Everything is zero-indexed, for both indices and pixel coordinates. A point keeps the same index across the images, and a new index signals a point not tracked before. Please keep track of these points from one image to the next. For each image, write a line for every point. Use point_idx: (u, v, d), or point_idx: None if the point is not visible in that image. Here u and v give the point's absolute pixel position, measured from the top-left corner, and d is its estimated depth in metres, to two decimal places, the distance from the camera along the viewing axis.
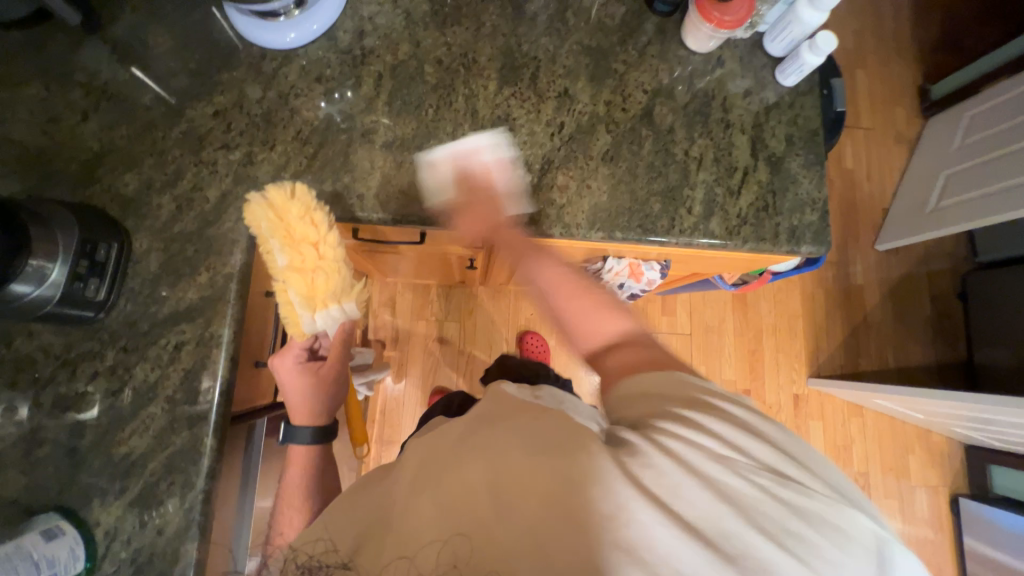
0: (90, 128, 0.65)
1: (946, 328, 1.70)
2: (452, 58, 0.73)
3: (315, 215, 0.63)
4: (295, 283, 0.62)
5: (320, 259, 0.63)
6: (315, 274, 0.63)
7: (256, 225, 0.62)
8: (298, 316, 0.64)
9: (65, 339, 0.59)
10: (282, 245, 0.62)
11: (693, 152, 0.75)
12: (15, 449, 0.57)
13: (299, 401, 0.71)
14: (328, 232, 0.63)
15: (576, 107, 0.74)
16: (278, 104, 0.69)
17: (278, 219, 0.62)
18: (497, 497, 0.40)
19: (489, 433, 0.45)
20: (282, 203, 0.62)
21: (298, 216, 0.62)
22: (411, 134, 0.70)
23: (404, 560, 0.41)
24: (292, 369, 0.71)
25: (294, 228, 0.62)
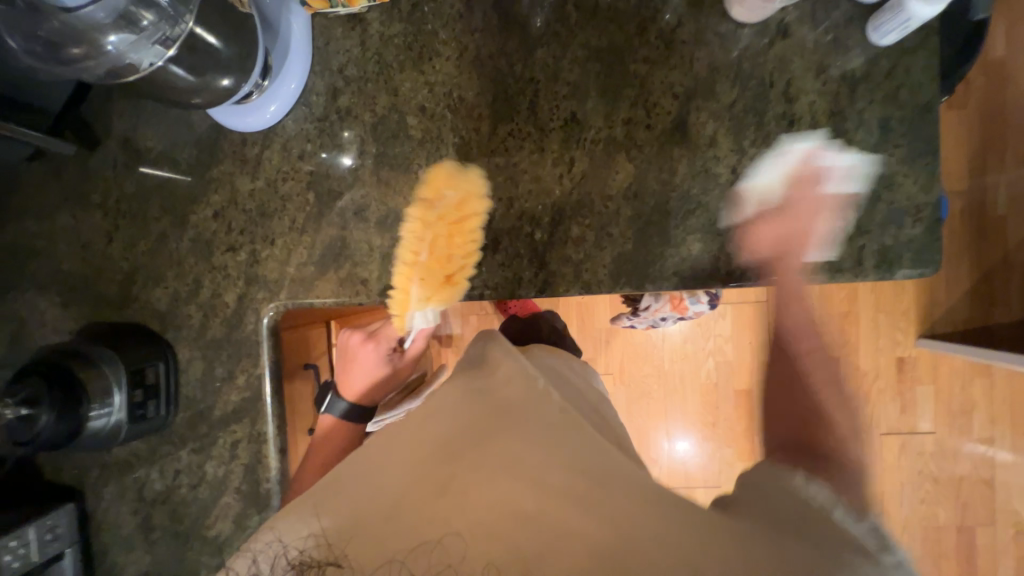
0: (116, 248, 0.68)
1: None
2: (436, 100, 0.63)
3: (472, 223, 0.62)
4: (426, 274, 0.63)
5: (456, 273, 0.63)
6: (446, 283, 0.63)
7: (427, 208, 0.63)
8: (411, 306, 0.65)
9: (147, 444, 0.69)
10: (440, 241, 0.62)
11: (743, 169, 0.60)
12: (137, 534, 0.69)
13: (361, 378, 0.75)
14: (476, 249, 0.63)
15: (587, 134, 0.61)
16: (269, 193, 0.66)
17: (451, 211, 0.62)
18: (520, 515, 0.41)
19: (521, 446, 0.48)
20: (469, 198, 0.62)
21: (470, 226, 0.62)
22: (405, 203, 0.64)
23: (397, 562, 0.38)
24: (379, 353, 0.75)
25: (455, 232, 0.63)
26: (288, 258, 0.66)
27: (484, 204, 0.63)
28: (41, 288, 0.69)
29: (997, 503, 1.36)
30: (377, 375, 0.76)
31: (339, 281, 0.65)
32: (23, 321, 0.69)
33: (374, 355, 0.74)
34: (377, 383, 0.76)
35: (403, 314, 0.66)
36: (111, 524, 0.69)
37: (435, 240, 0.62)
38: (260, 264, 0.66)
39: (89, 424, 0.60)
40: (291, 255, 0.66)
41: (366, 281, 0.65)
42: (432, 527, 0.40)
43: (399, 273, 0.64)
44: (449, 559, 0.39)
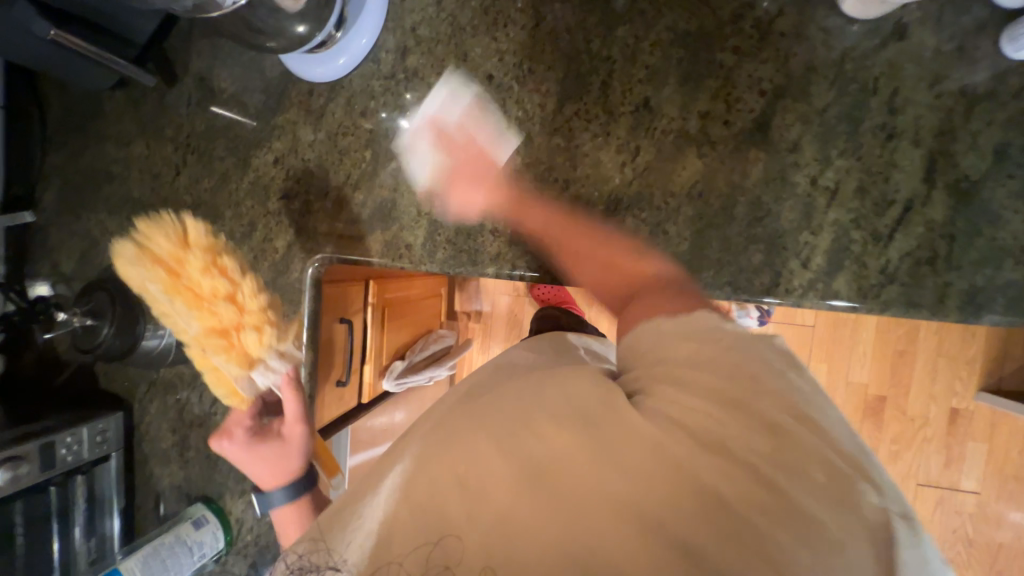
0: (183, 182, 0.71)
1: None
2: (505, 69, 0.61)
3: (219, 262, 0.56)
4: (210, 346, 0.54)
5: (240, 320, 0.56)
6: (240, 334, 0.56)
7: (146, 291, 0.54)
8: (233, 381, 0.57)
9: (191, 370, 0.73)
10: (189, 309, 0.54)
11: (825, 181, 0.55)
12: (173, 450, 0.75)
13: (263, 469, 0.60)
14: (232, 277, 0.57)
15: (658, 123, 0.58)
16: (328, 145, 0.67)
17: (169, 274, 0.54)
18: (504, 493, 0.32)
19: (488, 408, 0.38)
20: (175, 254, 0.55)
21: (200, 270, 0.55)
22: (457, 174, 0.63)
23: (393, 564, 0.33)
24: (242, 442, 0.61)
25: (199, 285, 0.54)
26: (339, 213, 0.67)
27: (538, 184, 0.61)
28: (115, 212, 0.74)
29: None
30: (262, 446, 0.61)
31: (385, 242, 0.66)
32: (96, 239, 0.75)
33: (240, 448, 0.61)
34: (284, 460, 0.60)
35: (234, 392, 0.59)
36: (151, 437, 0.75)
37: (182, 295, 0.54)
38: (311, 215, 0.68)
39: (144, 343, 0.62)
40: (341, 210, 0.67)
41: (410, 246, 0.65)
42: (421, 526, 0.33)
43: (199, 362, 0.57)
44: (447, 562, 0.32)
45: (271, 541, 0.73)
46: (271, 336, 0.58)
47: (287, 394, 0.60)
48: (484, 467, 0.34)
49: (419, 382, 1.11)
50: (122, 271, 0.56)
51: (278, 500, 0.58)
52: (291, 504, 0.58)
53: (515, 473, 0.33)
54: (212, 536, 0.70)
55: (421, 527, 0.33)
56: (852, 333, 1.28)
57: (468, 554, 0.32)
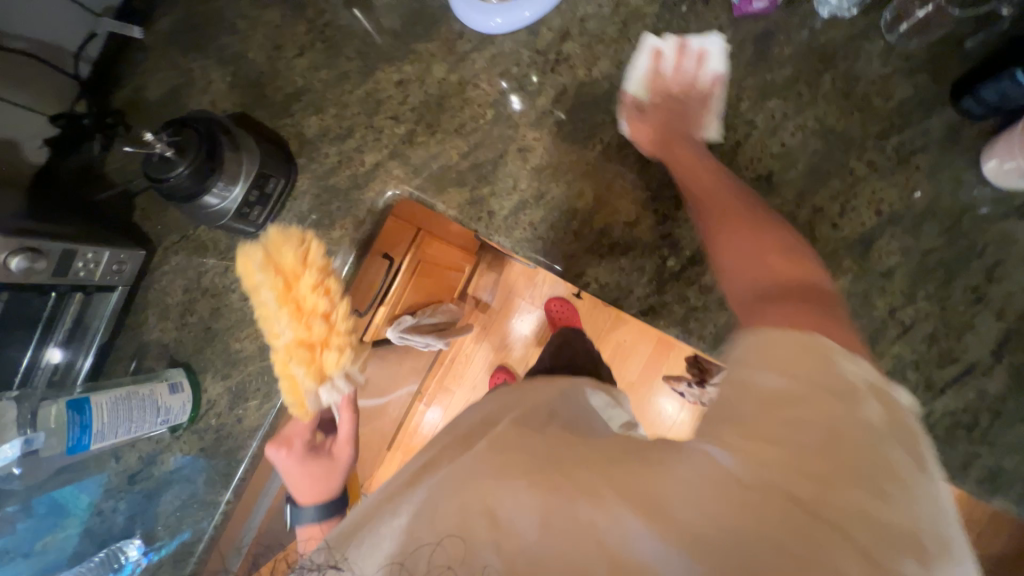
0: (301, 63, 0.71)
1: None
2: (652, 92, 0.62)
3: (329, 283, 0.52)
4: (297, 356, 0.51)
5: (328, 337, 0.52)
6: (324, 352, 0.52)
7: (256, 296, 0.51)
8: (301, 391, 0.53)
9: (229, 241, 0.71)
10: (288, 318, 0.50)
11: (902, 315, 0.56)
12: (176, 308, 0.72)
13: (316, 498, 0.58)
14: (338, 293, 0.53)
15: (772, 199, 0.59)
16: (455, 89, 0.67)
17: (285, 285, 0.51)
18: (533, 523, 0.27)
19: (515, 439, 0.32)
20: (292, 266, 0.51)
21: (309, 287, 0.51)
22: (566, 166, 0.63)
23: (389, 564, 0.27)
24: (296, 455, 0.59)
25: (304, 299, 0.51)
26: (437, 154, 0.67)
27: (639, 207, 0.62)
28: (223, 62, 0.73)
29: None
30: (316, 467, 0.59)
31: (470, 199, 0.65)
32: (193, 79, 0.73)
33: (292, 461, 0.59)
34: (327, 482, 0.58)
35: (301, 404, 0.54)
36: (159, 288, 0.72)
37: (284, 299, 0.51)
38: (411, 146, 0.67)
39: (203, 199, 0.61)
40: (441, 152, 0.67)
41: (492, 213, 0.65)
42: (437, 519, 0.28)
43: (278, 370, 0.53)
44: (448, 564, 0.26)
45: (233, 434, 0.70)
46: (349, 358, 0.54)
47: (343, 416, 0.59)
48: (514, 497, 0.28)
49: (417, 344, 1.10)
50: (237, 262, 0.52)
51: (311, 522, 0.57)
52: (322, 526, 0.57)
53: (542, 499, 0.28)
54: (180, 407, 0.67)
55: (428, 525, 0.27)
56: None
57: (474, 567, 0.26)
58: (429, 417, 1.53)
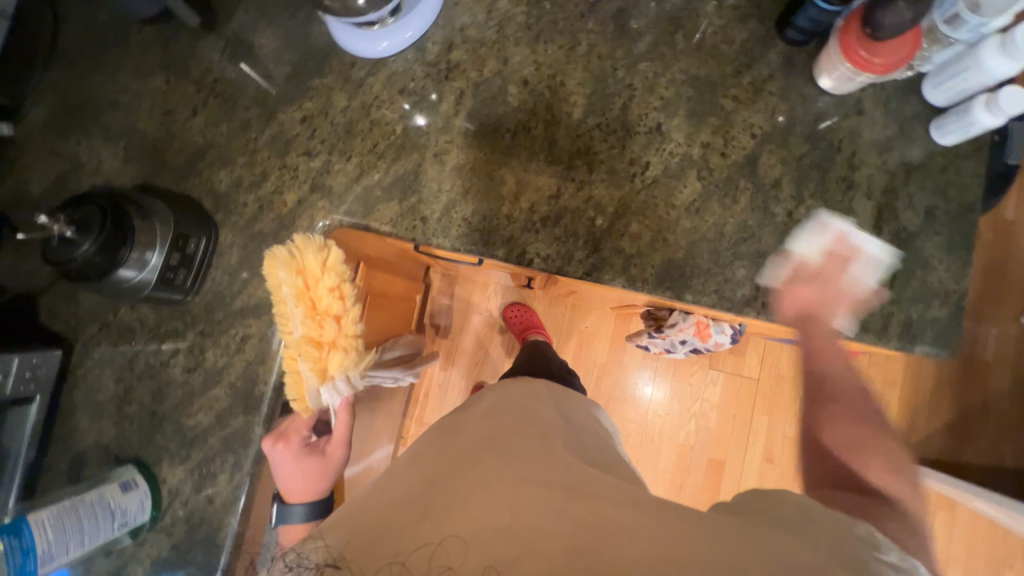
0: (198, 122, 0.70)
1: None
2: (540, 78, 0.68)
3: (344, 288, 0.60)
4: (306, 355, 0.58)
5: (336, 339, 0.60)
6: (330, 351, 0.60)
7: (275, 290, 0.58)
8: (305, 388, 0.59)
9: (157, 315, 0.67)
10: (304, 316, 0.58)
11: (798, 215, 0.64)
12: (111, 402, 0.66)
13: (295, 483, 0.64)
14: (347, 306, 0.60)
15: (667, 145, 0.66)
16: (360, 115, 0.69)
17: (303, 286, 0.59)
18: (551, 539, 0.39)
19: (528, 475, 0.45)
20: (313, 271, 0.58)
21: (327, 289, 0.59)
22: (482, 159, 0.67)
23: (396, 564, 0.38)
24: (293, 450, 0.64)
25: (319, 300, 0.59)
26: (358, 177, 0.68)
27: (557, 180, 0.66)
28: (111, 139, 0.70)
29: None
30: (308, 466, 0.65)
31: (401, 212, 0.67)
32: (81, 162, 0.70)
33: (288, 455, 0.63)
34: (319, 479, 0.65)
35: (303, 399, 0.61)
36: (88, 385, 0.66)
37: (302, 302, 0.58)
38: (329, 175, 0.68)
39: (118, 273, 0.58)
40: (361, 174, 0.68)
41: (425, 218, 0.67)
42: (434, 531, 0.40)
43: (286, 366, 0.60)
44: (451, 563, 0.38)
45: (207, 519, 0.64)
46: (354, 358, 0.61)
47: (341, 416, 0.65)
48: (536, 518, 0.41)
49: (385, 380, 1.07)
50: (263, 264, 0.59)
51: (298, 517, 0.65)
52: (306, 524, 0.66)
53: (563, 524, 0.40)
54: (139, 506, 0.61)
55: (439, 524, 0.40)
56: (792, 390, 1.42)
57: (470, 557, 0.38)
58: None
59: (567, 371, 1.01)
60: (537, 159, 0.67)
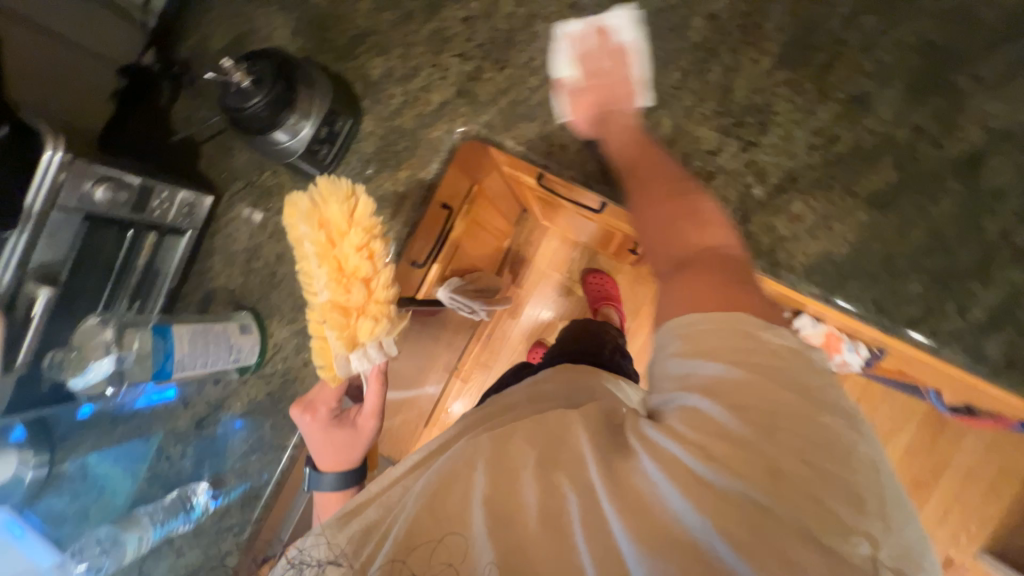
0: (365, 5, 0.70)
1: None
2: (732, 14, 0.59)
3: (371, 246, 0.55)
4: (331, 322, 0.54)
5: (365, 304, 0.55)
6: (359, 317, 0.54)
7: (299, 246, 0.54)
8: (333, 355, 0.56)
9: (294, 185, 0.71)
10: (327, 278, 0.53)
11: (1015, 238, 0.52)
12: (242, 254, 0.72)
13: (323, 447, 0.62)
14: (375, 265, 0.55)
15: (866, 120, 0.56)
16: (523, 24, 0.65)
17: (327, 240, 0.54)
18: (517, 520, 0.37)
19: (501, 441, 0.41)
20: (339, 224, 0.54)
21: (354, 247, 0.54)
22: (642, 96, 0.61)
23: (396, 561, 0.38)
24: (319, 419, 0.63)
25: (346, 260, 0.54)
26: (506, 89, 0.66)
27: (719, 135, 0.59)
28: (286, 8, 0.73)
29: None
30: (336, 436, 0.62)
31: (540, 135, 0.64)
32: (257, 26, 0.74)
33: (315, 426, 0.63)
34: (348, 449, 0.62)
35: (330, 367, 0.57)
36: (226, 233, 0.73)
37: (324, 259, 0.54)
38: (477, 83, 0.66)
39: (274, 134, 0.61)
40: (510, 88, 0.65)
41: (563, 147, 0.63)
42: (434, 526, 0.38)
43: (313, 331, 0.56)
44: (449, 559, 0.37)
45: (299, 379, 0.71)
46: (384, 327, 0.56)
47: (372, 386, 0.60)
48: (495, 491, 0.38)
49: (463, 308, 1.09)
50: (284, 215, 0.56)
51: (327, 485, 0.61)
52: (337, 493, 0.62)
53: (535, 496, 0.37)
54: (251, 349, 0.68)
55: (434, 523, 0.38)
56: None
57: (470, 555, 0.37)
58: (467, 394, 1.50)
59: (619, 355, 0.99)
60: (703, 105, 0.60)
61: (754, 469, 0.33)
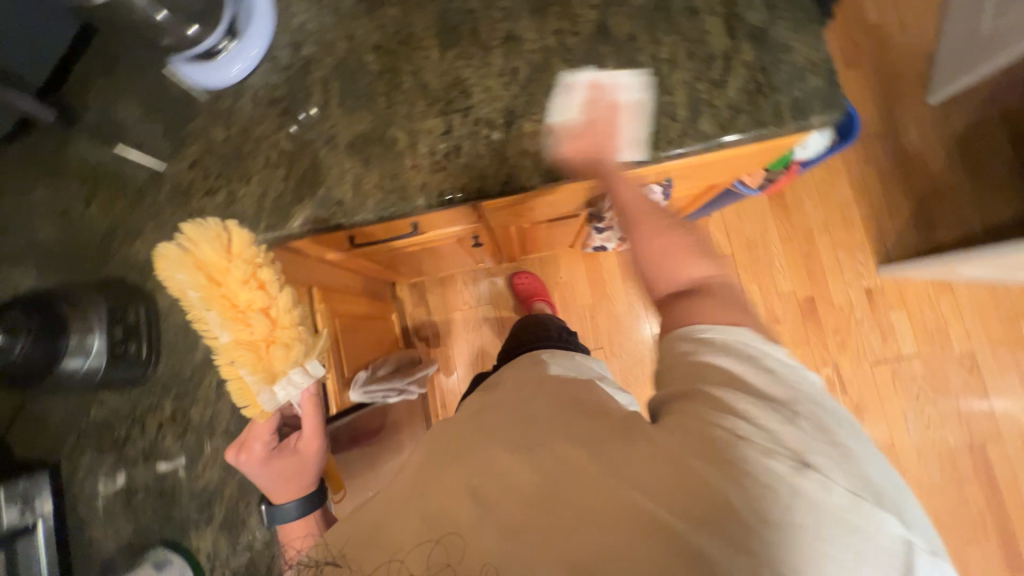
0: (95, 210, 0.71)
1: (1017, 180, 1.55)
2: (388, 39, 0.71)
3: (259, 278, 0.59)
4: (244, 359, 0.57)
5: (271, 332, 0.59)
6: (269, 348, 0.59)
7: (183, 295, 0.57)
8: (254, 393, 0.59)
9: (127, 401, 0.66)
10: (225, 318, 0.57)
11: (662, 54, 0.68)
12: (114, 501, 0.64)
13: (276, 484, 0.64)
14: (271, 295, 0.59)
15: (524, 47, 0.70)
16: (242, 139, 0.71)
17: (210, 280, 0.57)
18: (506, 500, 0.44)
19: (483, 448, 0.50)
20: (217, 262, 0.58)
21: (241, 281, 0.58)
22: (369, 128, 0.70)
23: (395, 561, 0.42)
24: (258, 456, 0.64)
25: (237, 296, 0.58)
26: (264, 192, 0.69)
27: (442, 118, 0.69)
28: None
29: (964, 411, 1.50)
30: (284, 467, 0.65)
31: (316, 206, 0.69)
32: None
33: (255, 465, 0.63)
34: (300, 474, 0.66)
35: (255, 404, 0.60)
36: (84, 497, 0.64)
37: (218, 301, 0.57)
38: (237, 203, 0.69)
39: (65, 363, 0.57)
40: (266, 189, 0.69)
41: (340, 202, 0.69)
42: (428, 525, 0.43)
43: (225, 375, 0.58)
44: (445, 560, 0.42)
45: (256, 565, 0.65)
46: (299, 351, 0.60)
47: (305, 410, 0.66)
48: (479, 491, 0.45)
49: (387, 393, 1.08)
50: (155, 264, 0.57)
51: (291, 514, 0.65)
52: (302, 517, 0.65)
53: (515, 481, 0.45)
54: None
55: (431, 527, 0.43)
56: (763, 253, 1.58)
57: (468, 549, 0.42)
58: None
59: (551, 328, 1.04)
60: (417, 106, 0.70)
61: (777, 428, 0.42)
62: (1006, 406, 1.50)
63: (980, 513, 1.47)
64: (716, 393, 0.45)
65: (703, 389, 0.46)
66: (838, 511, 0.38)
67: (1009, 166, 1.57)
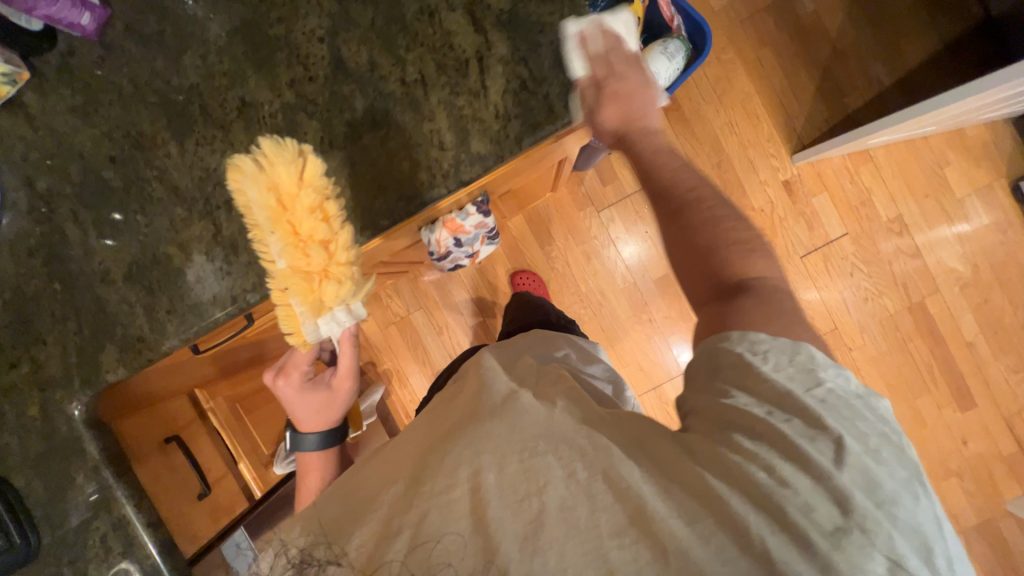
0: None
1: (913, 18, 1.44)
2: (120, 146, 0.64)
3: (326, 209, 0.56)
4: (297, 287, 0.57)
5: (326, 266, 0.57)
6: (323, 282, 0.58)
7: (251, 210, 0.56)
8: (300, 322, 0.59)
9: None
10: (286, 242, 0.56)
11: (410, 76, 0.60)
12: None
13: (308, 413, 0.80)
14: (327, 228, 0.56)
15: (262, 111, 0.62)
16: (20, 300, 0.66)
17: (278, 203, 0.56)
18: (516, 497, 0.45)
19: (488, 429, 0.50)
20: (288, 188, 0.55)
21: (307, 210, 0.55)
22: (139, 252, 0.64)
23: (397, 562, 0.44)
24: (290, 387, 0.79)
25: (301, 224, 0.56)
26: (64, 349, 0.66)
27: (208, 219, 0.63)
28: None
29: (899, 274, 1.51)
30: (312, 401, 0.79)
31: (118, 347, 0.65)
32: None
33: (291, 390, 0.79)
34: (329, 409, 0.80)
35: (298, 331, 0.61)
36: None
37: (278, 223, 0.56)
38: (43, 368, 0.66)
39: None
40: (65, 345, 0.66)
41: (140, 337, 0.65)
42: (430, 527, 0.45)
43: (277, 300, 0.59)
44: (449, 558, 0.44)
45: None
46: (349, 289, 0.59)
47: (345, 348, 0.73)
48: (489, 483, 0.46)
49: None
50: (229, 176, 0.57)
51: (314, 443, 0.80)
52: (319, 449, 0.80)
53: (539, 487, 0.45)
54: None
55: (434, 524, 0.45)
56: None
57: (466, 551, 0.44)
58: None
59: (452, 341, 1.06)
60: (178, 212, 0.63)
61: (813, 470, 0.41)
62: (940, 256, 1.50)
63: (929, 363, 1.53)
64: (725, 416, 0.46)
65: (731, 395, 0.46)
66: (827, 535, 0.39)
67: (905, 5, 1.45)
